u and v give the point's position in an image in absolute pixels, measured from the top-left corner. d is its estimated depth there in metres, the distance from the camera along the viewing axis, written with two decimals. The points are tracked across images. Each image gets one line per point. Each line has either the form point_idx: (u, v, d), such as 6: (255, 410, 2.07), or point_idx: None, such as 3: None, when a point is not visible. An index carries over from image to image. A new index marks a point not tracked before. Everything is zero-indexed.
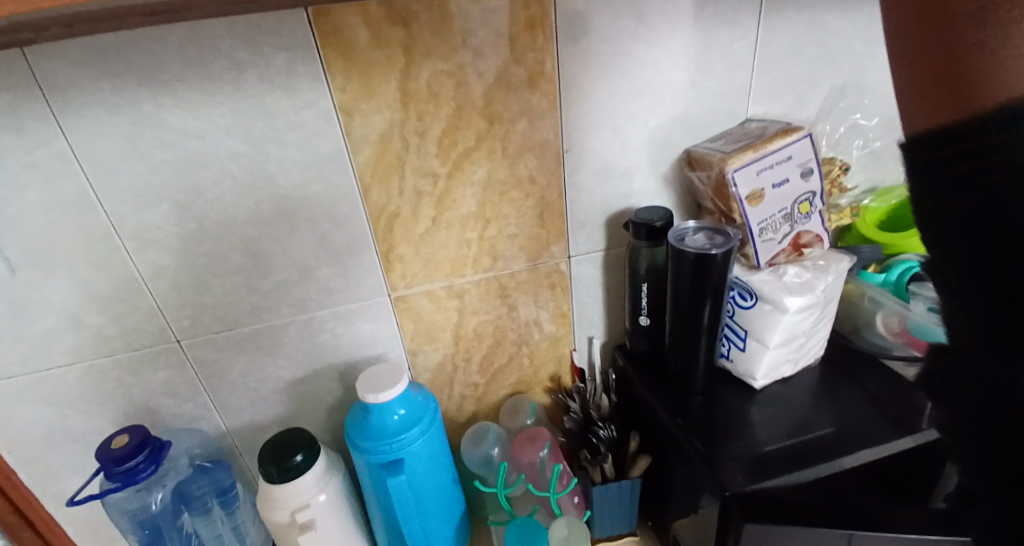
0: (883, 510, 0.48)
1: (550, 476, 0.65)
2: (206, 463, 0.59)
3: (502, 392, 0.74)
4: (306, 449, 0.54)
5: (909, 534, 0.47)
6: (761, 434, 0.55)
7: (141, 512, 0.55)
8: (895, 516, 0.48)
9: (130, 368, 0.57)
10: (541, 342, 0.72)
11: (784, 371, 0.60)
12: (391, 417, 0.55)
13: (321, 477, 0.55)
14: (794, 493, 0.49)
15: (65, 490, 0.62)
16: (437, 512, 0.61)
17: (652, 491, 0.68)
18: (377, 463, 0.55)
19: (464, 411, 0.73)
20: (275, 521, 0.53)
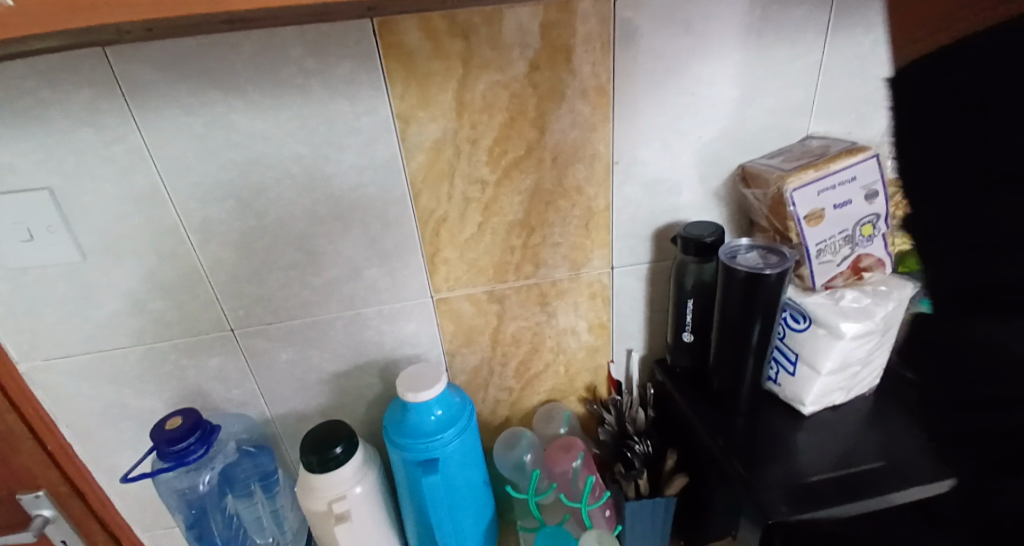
0: None
1: (581, 487, 0.64)
2: (251, 448, 0.60)
3: (537, 398, 0.74)
4: (345, 442, 0.55)
5: None
6: (807, 461, 0.53)
7: (189, 492, 0.57)
8: None
9: (185, 354, 0.60)
10: (578, 351, 0.72)
11: (835, 398, 0.58)
12: (428, 417, 0.56)
13: (358, 470, 0.56)
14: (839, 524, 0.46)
15: (122, 463, 0.66)
16: (468, 513, 0.62)
17: (687, 512, 0.66)
18: (412, 461, 0.56)
19: (497, 415, 0.74)
20: (312, 509, 0.55)
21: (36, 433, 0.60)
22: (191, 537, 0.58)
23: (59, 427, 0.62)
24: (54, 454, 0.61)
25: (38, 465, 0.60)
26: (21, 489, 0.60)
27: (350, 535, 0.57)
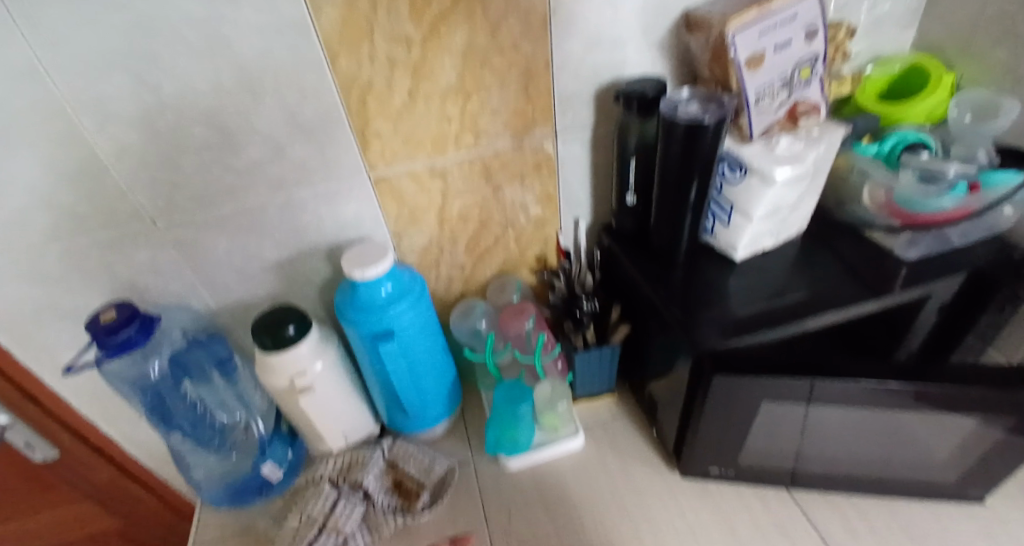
0: (842, 362, 0.50)
1: (535, 345, 0.69)
2: (200, 338, 0.60)
3: (489, 271, 0.75)
4: (297, 321, 0.56)
5: (863, 382, 0.48)
6: (736, 302, 0.57)
7: (141, 380, 0.57)
8: (846, 364, 0.49)
9: (110, 249, 0.57)
10: (527, 223, 0.72)
11: (765, 244, 0.62)
12: (379, 292, 0.56)
13: (315, 348, 0.58)
14: (758, 350, 0.52)
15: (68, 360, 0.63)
16: (432, 378, 0.66)
17: (631, 356, 0.73)
18: (367, 333, 0.57)
19: (452, 293, 0.75)
20: (276, 385, 0.57)
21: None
22: (154, 420, 0.59)
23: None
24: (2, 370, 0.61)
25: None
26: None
27: (318, 403, 0.60)
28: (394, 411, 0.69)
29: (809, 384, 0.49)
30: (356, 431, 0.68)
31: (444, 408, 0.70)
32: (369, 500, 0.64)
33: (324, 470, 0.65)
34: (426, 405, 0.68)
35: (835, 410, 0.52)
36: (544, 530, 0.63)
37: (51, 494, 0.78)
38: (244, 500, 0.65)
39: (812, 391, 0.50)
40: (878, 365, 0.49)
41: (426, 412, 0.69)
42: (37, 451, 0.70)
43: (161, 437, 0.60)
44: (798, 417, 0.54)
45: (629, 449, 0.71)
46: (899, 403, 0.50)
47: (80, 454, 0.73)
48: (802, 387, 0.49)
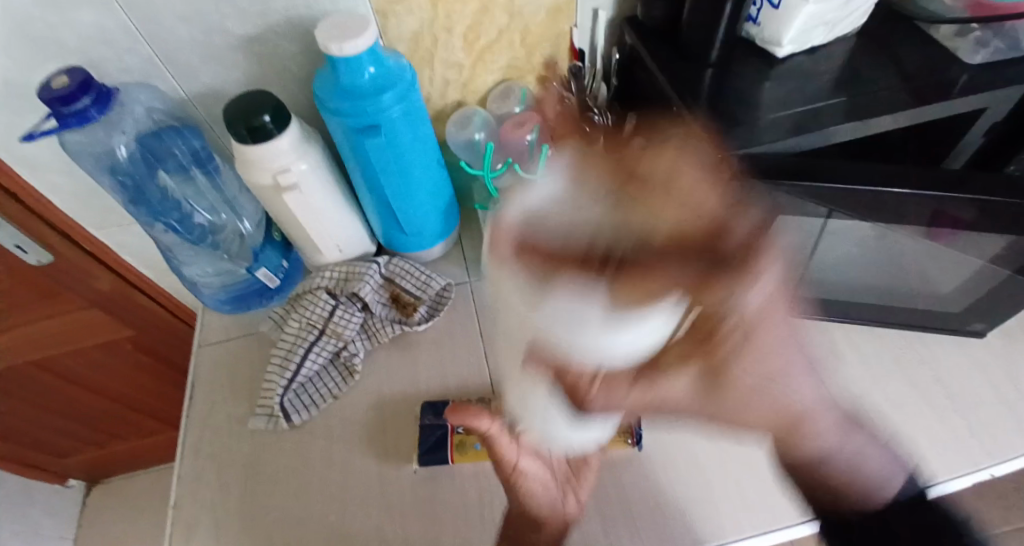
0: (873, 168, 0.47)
1: (538, 158, 0.64)
2: (173, 125, 0.56)
3: (491, 78, 0.67)
4: (273, 111, 0.50)
5: (894, 187, 0.45)
6: (768, 106, 0.54)
7: (110, 159, 0.55)
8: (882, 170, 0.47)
9: (52, 5, 0.46)
10: (538, 15, 0.62)
11: (815, 39, 0.56)
12: (362, 75, 0.50)
13: (297, 144, 0.53)
14: (786, 155, 0.50)
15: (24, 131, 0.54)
16: (427, 193, 0.62)
17: None
18: (353, 129, 0.53)
19: (448, 101, 0.68)
20: (259, 184, 0.54)
21: None
22: (132, 208, 0.58)
23: None
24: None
25: None
26: None
27: (308, 209, 0.58)
28: (389, 229, 0.66)
29: (828, 210, 0.50)
30: (349, 248, 0.66)
31: (440, 229, 0.68)
32: (367, 310, 0.65)
33: (321, 280, 0.65)
34: (422, 223, 0.65)
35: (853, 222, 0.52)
36: None
37: (55, 303, 0.79)
38: (248, 304, 0.67)
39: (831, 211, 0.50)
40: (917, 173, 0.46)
41: (422, 231, 0.67)
42: (31, 254, 0.68)
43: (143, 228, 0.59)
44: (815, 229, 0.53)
45: None
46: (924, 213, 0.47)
47: (75, 258, 0.72)
48: (822, 212, 0.50)
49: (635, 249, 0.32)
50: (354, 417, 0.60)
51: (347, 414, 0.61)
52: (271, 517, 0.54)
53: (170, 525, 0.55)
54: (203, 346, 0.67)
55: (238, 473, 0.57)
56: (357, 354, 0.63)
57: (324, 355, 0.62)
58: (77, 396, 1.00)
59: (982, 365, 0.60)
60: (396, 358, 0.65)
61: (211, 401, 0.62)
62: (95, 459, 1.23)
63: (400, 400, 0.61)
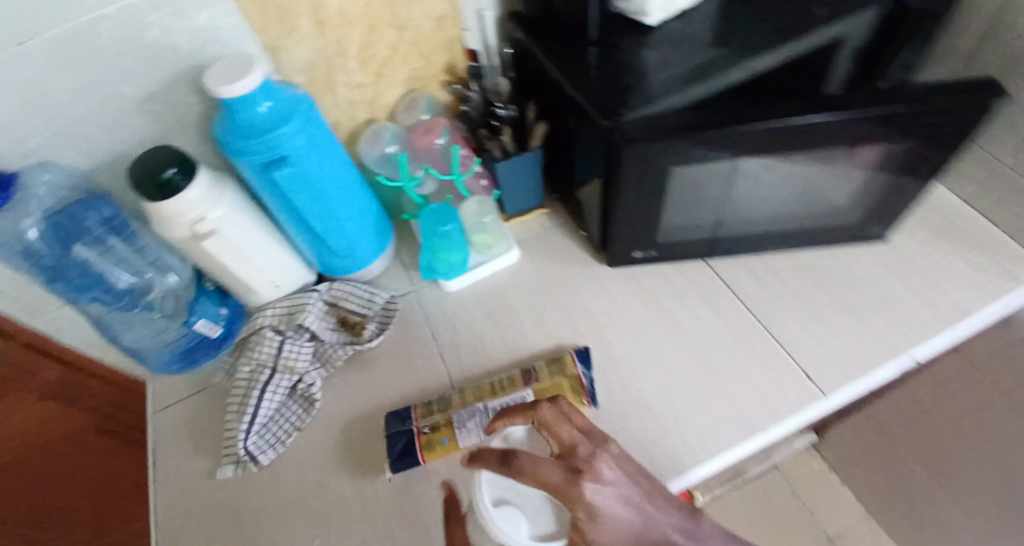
0: (755, 110, 0.51)
1: (450, 159, 0.67)
2: (82, 196, 0.56)
3: (396, 91, 0.69)
4: (179, 164, 0.51)
5: (772, 122, 0.49)
6: (656, 72, 0.57)
7: (23, 246, 0.54)
8: (764, 110, 0.51)
9: None
10: (426, 25, 0.65)
11: (682, 3, 0.60)
12: (257, 111, 0.51)
13: (208, 192, 0.54)
14: (677, 110, 0.53)
15: None
16: (352, 213, 0.64)
17: (554, 165, 0.72)
18: (261, 165, 0.54)
19: (357, 120, 0.69)
20: (177, 237, 0.54)
21: None
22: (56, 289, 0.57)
23: None
24: None
25: None
26: None
27: (233, 251, 0.59)
28: (324, 257, 0.68)
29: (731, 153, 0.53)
30: (288, 282, 0.67)
31: (373, 246, 0.69)
32: (317, 339, 0.66)
33: (264, 319, 0.65)
34: (354, 244, 0.67)
35: (757, 162, 0.56)
36: (488, 334, 0.68)
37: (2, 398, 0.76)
38: (196, 360, 0.67)
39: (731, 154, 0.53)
40: (799, 107, 0.50)
41: (356, 252, 0.68)
42: None
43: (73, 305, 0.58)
44: (717, 174, 0.57)
45: (565, 251, 0.75)
46: (816, 137, 0.51)
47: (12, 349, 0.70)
48: (722, 155, 0.54)
49: (529, 458, 0.36)
50: (324, 442, 0.61)
51: (317, 441, 0.61)
52: None
53: None
54: (159, 410, 0.66)
55: (218, 522, 0.57)
56: (314, 384, 0.64)
57: (281, 391, 0.63)
58: None
59: (885, 267, 0.67)
60: (353, 379, 0.66)
61: (178, 460, 0.62)
62: None
63: (367, 415, 0.63)
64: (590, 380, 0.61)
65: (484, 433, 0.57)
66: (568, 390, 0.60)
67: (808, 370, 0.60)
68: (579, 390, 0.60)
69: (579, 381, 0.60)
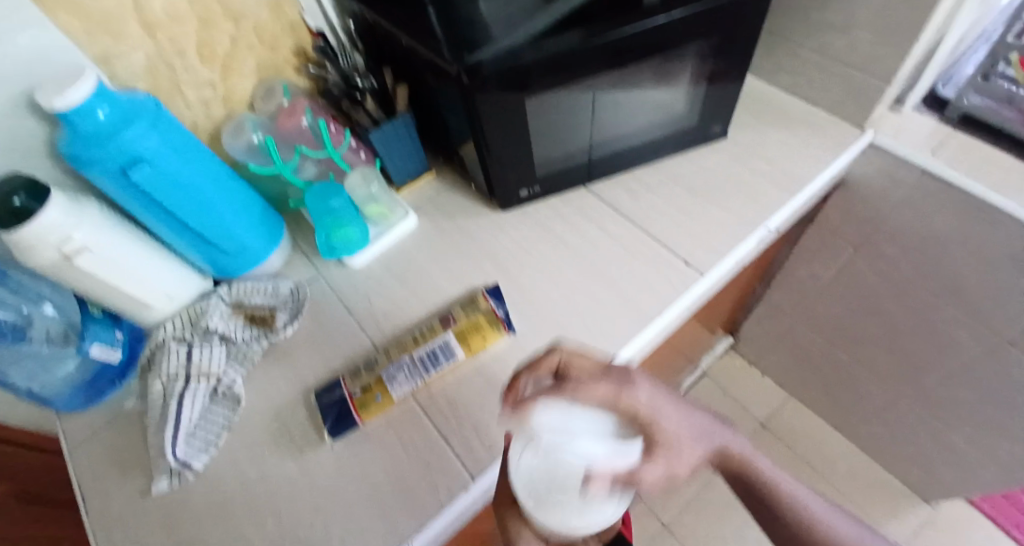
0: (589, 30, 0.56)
1: (322, 137, 0.68)
2: None
3: (249, 83, 0.69)
4: (24, 191, 0.50)
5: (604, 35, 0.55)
6: None
7: None
8: (597, 27, 0.56)
9: None
10: (262, 11, 0.65)
11: None
12: (98, 116, 0.49)
13: (68, 210, 0.51)
14: (521, 43, 0.56)
15: None
16: (233, 208, 0.63)
17: (426, 126, 0.75)
18: (119, 171, 0.53)
19: (216, 119, 0.68)
20: (44, 263, 0.51)
21: None
22: None
23: None
24: None
25: None
26: None
27: (112, 268, 0.56)
28: (217, 259, 0.67)
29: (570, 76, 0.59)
30: (183, 292, 0.66)
31: (265, 238, 0.69)
32: (228, 339, 0.65)
33: (166, 333, 0.65)
34: (245, 239, 0.66)
35: (600, 79, 0.62)
36: (402, 296, 0.70)
37: None
38: (102, 390, 0.64)
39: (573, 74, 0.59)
40: (622, 18, 0.56)
41: (249, 246, 0.68)
42: None
43: None
44: (567, 100, 0.63)
45: (458, 207, 0.79)
46: (646, 41, 0.57)
47: None
48: (566, 78, 0.59)
49: (581, 387, 0.39)
50: (258, 432, 0.62)
51: (251, 434, 0.62)
52: None
53: None
54: (75, 449, 0.63)
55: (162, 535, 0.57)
56: (236, 382, 0.63)
57: (203, 396, 0.62)
58: None
59: (732, 159, 0.77)
60: (277, 368, 0.66)
61: (108, 490, 0.60)
62: None
63: (297, 397, 0.64)
64: (505, 312, 0.65)
65: (415, 380, 0.61)
66: (485, 324, 0.63)
67: (686, 259, 0.68)
68: (495, 321, 0.64)
69: (495, 314, 0.64)
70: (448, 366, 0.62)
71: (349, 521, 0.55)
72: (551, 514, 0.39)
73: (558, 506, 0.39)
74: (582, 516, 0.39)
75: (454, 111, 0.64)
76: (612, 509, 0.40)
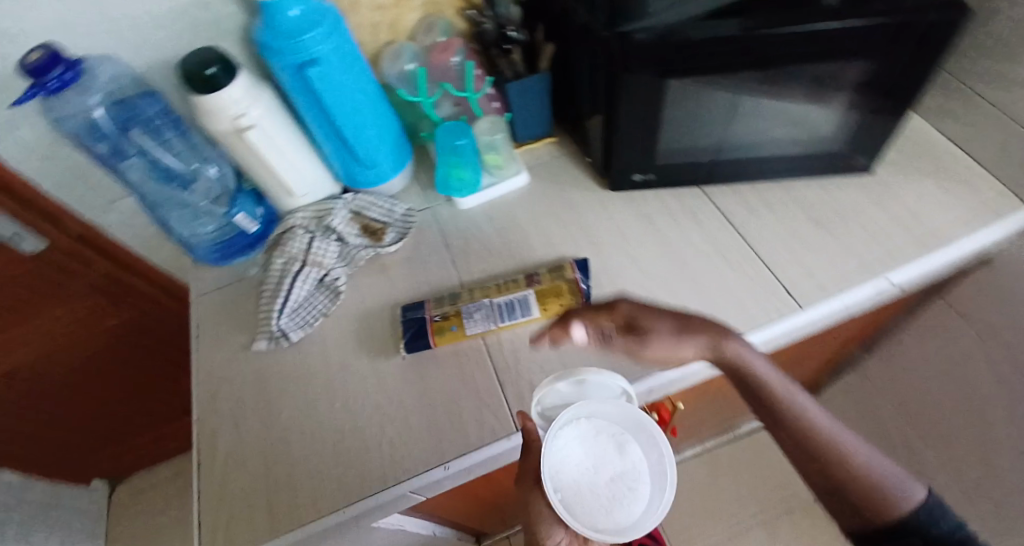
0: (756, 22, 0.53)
1: (465, 76, 0.72)
2: (140, 90, 0.62)
3: (415, 15, 0.73)
4: (219, 64, 0.56)
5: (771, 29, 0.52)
6: None
7: (86, 122, 0.59)
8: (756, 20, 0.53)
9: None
10: None
11: None
12: (287, 14, 0.57)
13: (248, 92, 0.59)
14: (680, 23, 0.56)
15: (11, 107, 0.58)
16: (374, 124, 0.69)
17: (561, 89, 0.77)
18: (295, 66, 0.59)
19: (379, 41, 0.74)
20: (221, 130, 0.60)
21: None
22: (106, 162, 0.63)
23: None
24: None
25: None
26: None
27: (269, 150, 0.65)
28: (349, 167, 0.73)
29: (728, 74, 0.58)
30: (315, 188, 0.74)
31: (392, 160, 0.75)
32: (343, 241, 0.73)
33: (296, 220, 0.73)
34: (376, 155, 0.72)
35: (749, 79, 0.59)
36: (496, 245, 0.74)
37: (60, 293, 0.85)
38: (234, 254, 0.74)
39: (728, 70, 0.58)
40: (797, 17, 0.53)
41: (378, 163, 0.74)
42: (28, 241, 0.73)
43: (122, 177, 0.64)
44: (711, 94, 0.62)
45: (570, 177, 0.80)
46: (813, 48, 0.54)
47: (68, 241, 0.77)
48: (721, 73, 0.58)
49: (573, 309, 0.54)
50: (345, 328, 0.69)
51: (338, 327, 0.69)
52: (286, 416, 0.63)
53: (198, 437, 0.63)
54: (201, 295, 0.74)
55: (253, 389, 0.66)
56: (341, 278, 0.71)
57: (310, 282, 0.70)
58: (96, 389, 1.06)
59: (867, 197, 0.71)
60: (374, 277, 0.73)
61: (218, 337, 0.70)
62: (121, 458, 1.29)
63: (384, 307, 0.70)
64: (587, 287, 0.67)
65: (489, 323, 0.65)
66: (566, 292, 0.66)
67: (789, 287, 0.65)
68: (576, 292, 0.66)
69: (577, 285, 0.66)
70: (522, 320, 0.65)
71: (401, 427, 0.60)
72: (579, 516, 0.45)
73: (591, 511, 0.45)
74: (606, 515, 0.45)
75: (592, 80, 0.65)
76: (638, 510, 0.45)
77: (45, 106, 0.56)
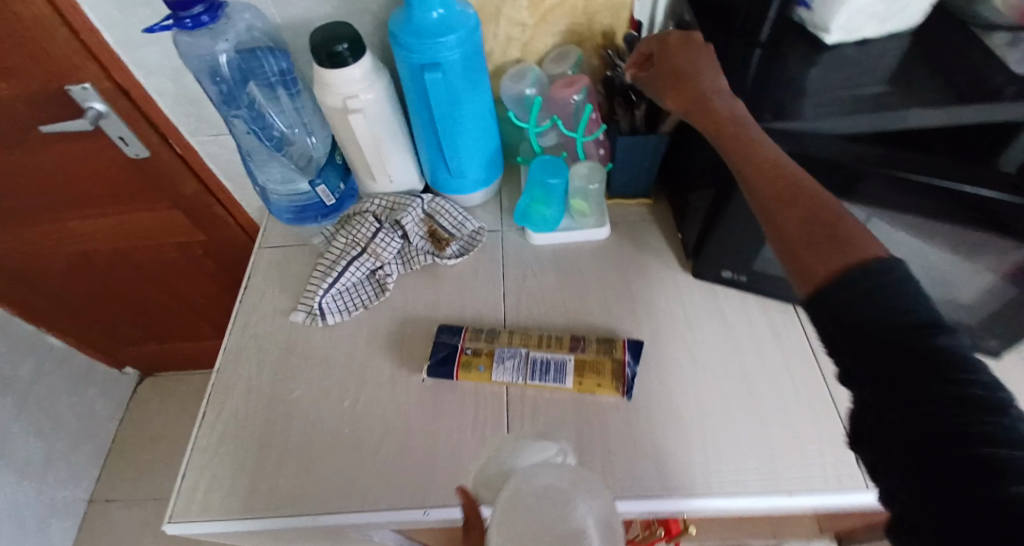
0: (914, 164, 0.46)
1: (581, 117, 0.69)
2: (269, 46, 0.63)
3: (551, 40, 0.71)
4: (350, 41, 0.56)
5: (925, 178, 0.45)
6: (816, 98, 0.52)
7: (212, 63, 0.62)
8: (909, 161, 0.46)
9: None
10: None
11: (865, 31, 0.56)
12: (430, 15, 0.56)
13: (367, 75, 0.59)
14: (824, 138, 0.49)
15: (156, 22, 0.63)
16: (475, 136, 0.67)
17: (673, 157, 0.72)
18: (418, 64, 0.58)
19: (508, 58, 0.72)
20: (329, 104, 0.60)
21: (89, 47, 0.65)
22: (218, 104, 0.65)
23: (99, 30, 0.65)
24: (88, 45, 0.65)
25: (87, 65, 0.67)
26: (69, 81, 0.69)
27: (368, 134, 0.64)
28: (437, 170, 0.72)
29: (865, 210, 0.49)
30: (399, 179, 0.73)
31: (481, 174, 0.73)
32: (406, 239, 0.72)
33: (371, 205, 0.72)
34: (466, 165, 0.70)
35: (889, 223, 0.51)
36: (554, 293, 0.70)
37: (145, 199, 0.90)
38: (305, 219, 0.75)
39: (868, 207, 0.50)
40: (966, 173, 0.45)
41: (466, 173, 0.72)
42: (131, 147, 0.78)
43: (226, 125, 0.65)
44: None
45: (654, 247, 0.74)
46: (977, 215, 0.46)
47: (166, 155, 0.81)
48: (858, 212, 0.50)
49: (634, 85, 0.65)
50: (378, 327, 0.67)
51: (372, 324, 0.68)
52: (294, 397, 0.62)
53: (212, 385, 0.64)
54: (263, 248, 0.75)
55: (275, 355, 0.66)
56: (391, 276, 0.70)
57: (362, 271, 0.70)
58: (154, 290, 1.13)
59: None
60: (424, 284, 0.71)
61: (263, 292, 0.71)
62: (157, 354, 1.37)
63: (422, 319, 0.68)
64: (633, 373, 0.61)
65: (518, 376, 0.60)
66: (608, 372, 0.61)
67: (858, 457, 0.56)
68: (619, 377, 0.60)
69: (622, 368, 0.61)
70: (552, 385, 0.60)
71: (394, 451, 0.58)
72: None
73: None
74: None
75: (713, 162, 0.59)
76: None
77: (181, 38, 0.59)
